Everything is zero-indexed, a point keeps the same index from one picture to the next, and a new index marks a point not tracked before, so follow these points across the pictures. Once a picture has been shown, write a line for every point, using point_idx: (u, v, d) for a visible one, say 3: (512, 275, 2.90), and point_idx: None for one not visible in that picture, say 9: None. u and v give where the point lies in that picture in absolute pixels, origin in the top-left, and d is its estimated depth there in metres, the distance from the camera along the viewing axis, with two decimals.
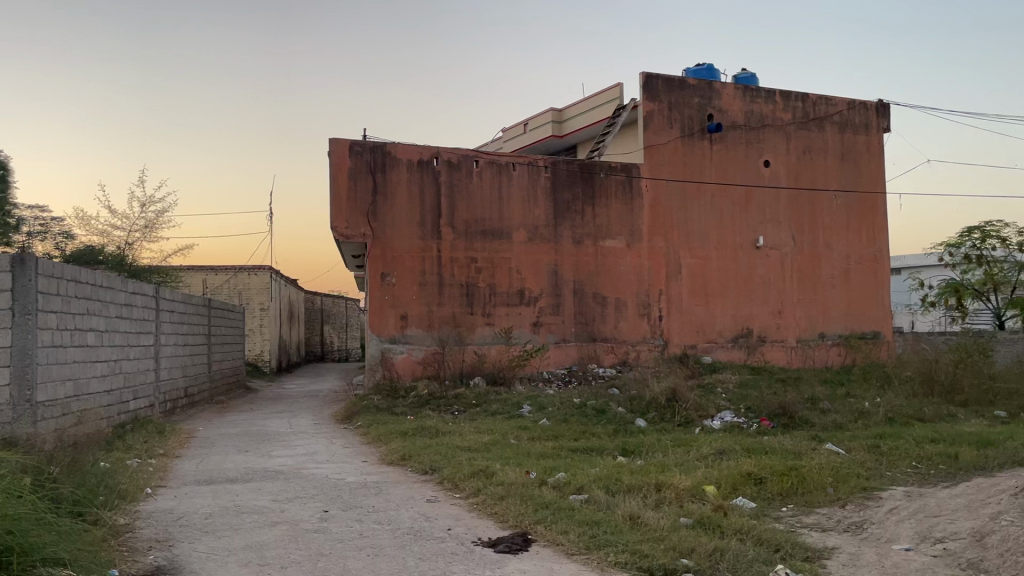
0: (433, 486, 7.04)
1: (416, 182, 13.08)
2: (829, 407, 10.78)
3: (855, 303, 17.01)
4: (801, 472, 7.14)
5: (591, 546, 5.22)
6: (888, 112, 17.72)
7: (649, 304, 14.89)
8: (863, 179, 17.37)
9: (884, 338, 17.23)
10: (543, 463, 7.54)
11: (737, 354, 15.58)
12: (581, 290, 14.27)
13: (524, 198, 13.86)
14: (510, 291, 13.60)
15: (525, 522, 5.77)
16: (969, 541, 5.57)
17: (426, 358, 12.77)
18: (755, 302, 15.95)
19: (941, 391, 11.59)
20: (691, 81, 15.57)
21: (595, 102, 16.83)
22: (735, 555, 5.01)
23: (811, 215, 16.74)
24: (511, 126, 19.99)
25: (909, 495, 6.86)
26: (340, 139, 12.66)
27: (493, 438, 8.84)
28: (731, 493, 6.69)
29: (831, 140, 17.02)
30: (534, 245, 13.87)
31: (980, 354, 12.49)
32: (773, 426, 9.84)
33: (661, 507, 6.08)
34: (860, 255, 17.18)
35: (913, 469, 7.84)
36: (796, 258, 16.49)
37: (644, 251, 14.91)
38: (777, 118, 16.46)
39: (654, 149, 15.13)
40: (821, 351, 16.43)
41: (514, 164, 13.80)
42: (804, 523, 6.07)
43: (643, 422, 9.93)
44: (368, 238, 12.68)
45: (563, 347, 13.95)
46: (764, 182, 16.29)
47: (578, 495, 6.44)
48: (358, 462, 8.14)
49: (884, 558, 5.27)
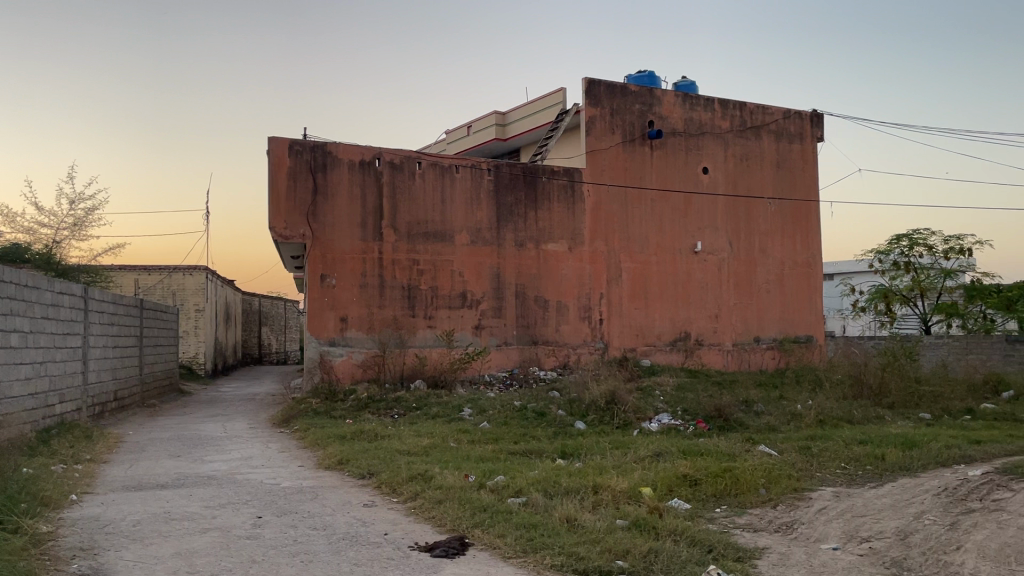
0: (370, 491, 6.97)
1: (357, 183, 12.94)
2: (762, 410, 11.03)
3: (789, 308, 17.44)
4: (735, 473, 7.29)
5: (528, 549, 5.23)
6: (822, 122, 18.21)
7: (590, 307, 15.02)
8: (797, 186, 17.80)
9: (816, 342, 17.71)
10: (482, 467, 7.52)
11: (675, 357, 15.83)
12: (523, 293, 14.33)
13: (467, 201, 13.84)
14: (452, 294, 13.57)
15: (463, 526, 5.75)
16: (893, 540, 5.77)
17: (366, 361, 12.64)
18: (693, 306, 16.22)
19: (869, 394, 11.96)
20: (633, 87, 15.75)
21: (538, 107, 16.91)
22: (670, 556, 5.09)
23: (747, 221, 17.09)
24: (454, 128, 19.92)
25: (837, 496, 7.06)
26: (279, 138, 12.45)
27: (433, 441, 8.80)
28: (667, 494, 6.79)
29: (767, 148, 17.41)
30: (475, 247, 13.86)
31: (906, 358, 12.93)
32: (709, 428, 10.01)
33: (598, 509, 6.14)
34: (794, 262, 17.62)
35: (842, 470, 8.07)
36: (733, 264, 16.82)
37: (586, 255, 15.05)
38: (716, 126, 16.76)
39: (596, 154, 15.25)
40: (756, 355, 16.80)
41: (456, 167, 13.77)
42: (737, 523, 6.20)
43: (582, 425, 9.96)
44: (307, 239, 12.49)
45: (505, 350, 13.99)
46: (703, 188, 16.58)
47: (516, 498, 6.44)
48: (294, 467, 8.00)
49: (812, 558, 5.41)
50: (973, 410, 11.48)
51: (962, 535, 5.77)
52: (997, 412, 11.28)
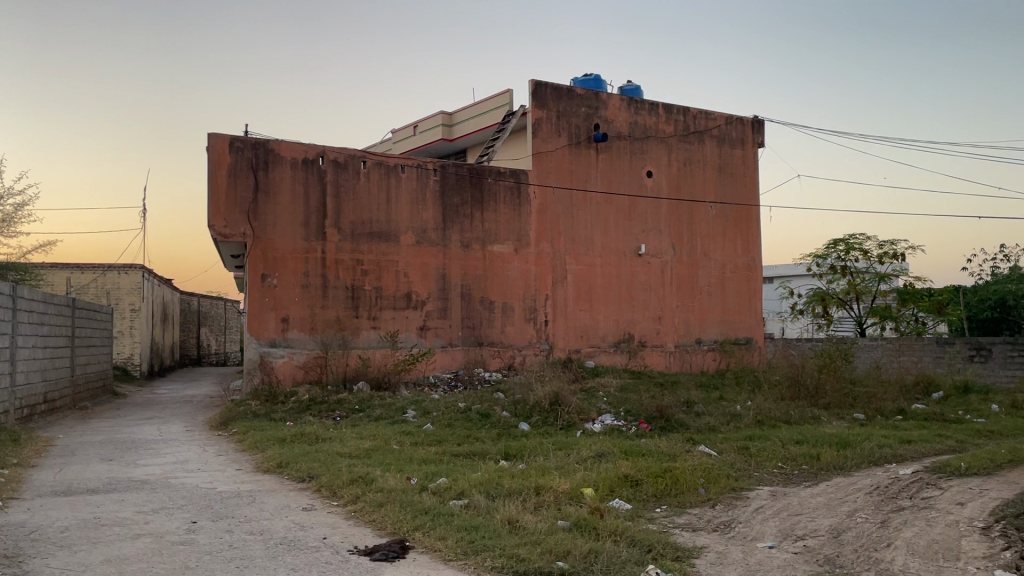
0: (310, 494, 6.86)
1: (300, 181, 12.75)
2: (702, 411, 11.21)
3: (730, 310, 17.76)
4: (675, 473, 7.38)
5: (469, 551, 5.21)
6: (763, 128, 18.57)
7: (535, 309, 15.07)
8: (739, 191, 18.14)
9: (756, 344, 18.07)
10: (424, 469, 7.46)
11: (619, 358, 15.99)
12: (468, 294, 14.29)
13: (412, 201, 13.74)
14: (397, 294, 13.46)
15: (403, 529, 5.69)
16: (826, 538, 5.91)
17: (308, 362, 12.47)
18: (637, 308, 16.39)
19: (806, 395, 12.23)
20: (578, 91, 15.85)
21: (484, 108, 16.92)
22: (610, 556, 5.13)
23: (690, 225, 17.34)
24: (399, 127, 19.78)
25: (774, 495, 7.20)
26: (219, 134, 12.20)
27: (375, 444, 8.69)
28: (608, 495, 6.84)
29: (709, 153, 17.70)
30: (421, 248, 13.78)
31: (842, 360, 13.25)
32: (650, 429, 10.12)
33: (540, 510, 6.16)
34: (734, 265, 17.94)
35: (780, 469, 8.23)
36: (675, 266, 17.05)
37: (531, 257, 15.09)
38: (660, 130, 16.97)
39: (543, 156, 15.29)
40: (697, 356, 17.06)
41: (401, 166, 13.66)
42: (676, 523, 6.27)
43: (526, 426, 9.98)
44: (248, 238, 12.26)
45: (450, 351, 13.94)
46: (647, 192, 16.76)
47: (458, 501, 6.40)
48: (232, 471, 7.83)
49: (748, 556, 5.50)
50: (904, 410, 11.82)
51: (892, 532, 5.97)
52: (927, 413, 11.64)
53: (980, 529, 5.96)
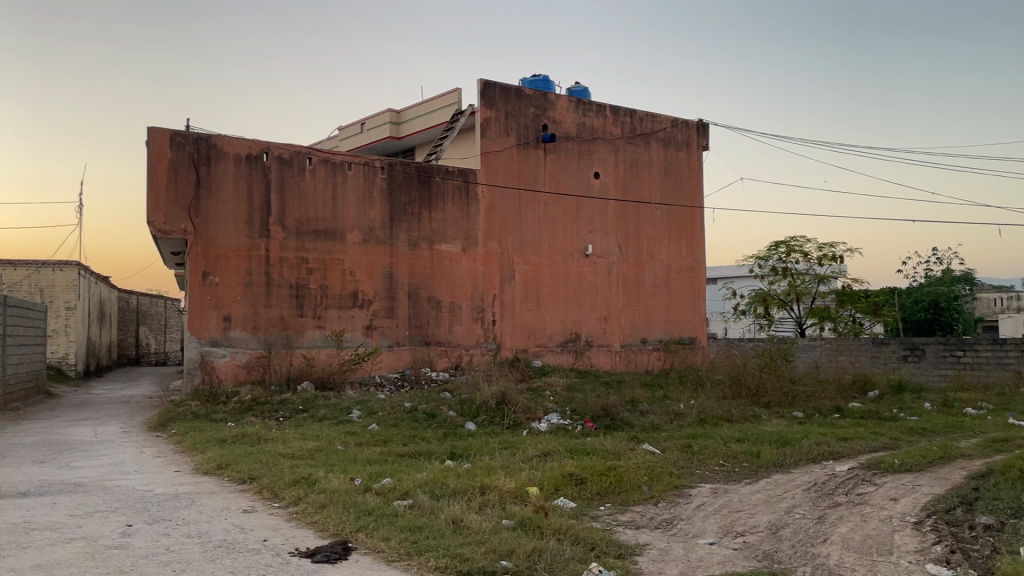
0: (251, 496, 6.74)
1: (243, 177, 12.52)
2: (647, 409, 11.34)
3: (675, 311, 18.02)
4: (618, 471, 7.45)
5: (412, 551, 5.18)
6: (707, 131, 18.88)
7: (483, 308, 15.06)
8: (684, 193, 18.41)
9: (699, 343, 18.37)
10: (369, 470, 7.39)
11: (565, 357, 16.09)
12: (415, 293, 14.21)
13: (359, 199, 13.61)
14: (343, 293, 13.32)
15: (346, 530, 5.64)
16: (765, 534, 6.03)
17: (251, 362, 12.27)
18: (584, 308, 16.51)
19: (747, 394, 12.47)
20: (527, 91, 15.88)
21: (433, 106, 16.84)
22: (553, 555, 5.16)
23: (636, 226, 17.53)
24: (346, 124, 19.55)
25: (715, 492, 7.33)
26: (159, 128, 11.91)
27: (319, 445, 8.57)
28: (553, 493, 6.87)
29: (655, 155, 17.92)
30: (368, 246, 13.65)
31: (782, 360, 13.54)
32: (596, 428, 10.20)
33: (485, 510, 6.16)
34: (679, 266, 18.19)
35: (721, 467, 8.38)
36: (622, 267, 17.22)
37: (479, 256, 15.08)
38: (607, 132, 17.12)
39: (491, 155, 15.29)
40: (642, 355, 17.27)
41: (348, 164, 13.52)
42: (619, 521, 6.33)
43: (472, 426, 9.97)
44: (189, 234, 11.99)
45: (397, 351, 13.85)
46: (594, 193, 16.90)
47: (402, 501, 6.36)
48: (170, 472, 7.65)
49: (689, 553, 5.58)
50: (841, 409, 12.12)
51: (828, 528, 6.13)
52: (862, 411, 11.97)
53: (912, 524, 6.16)
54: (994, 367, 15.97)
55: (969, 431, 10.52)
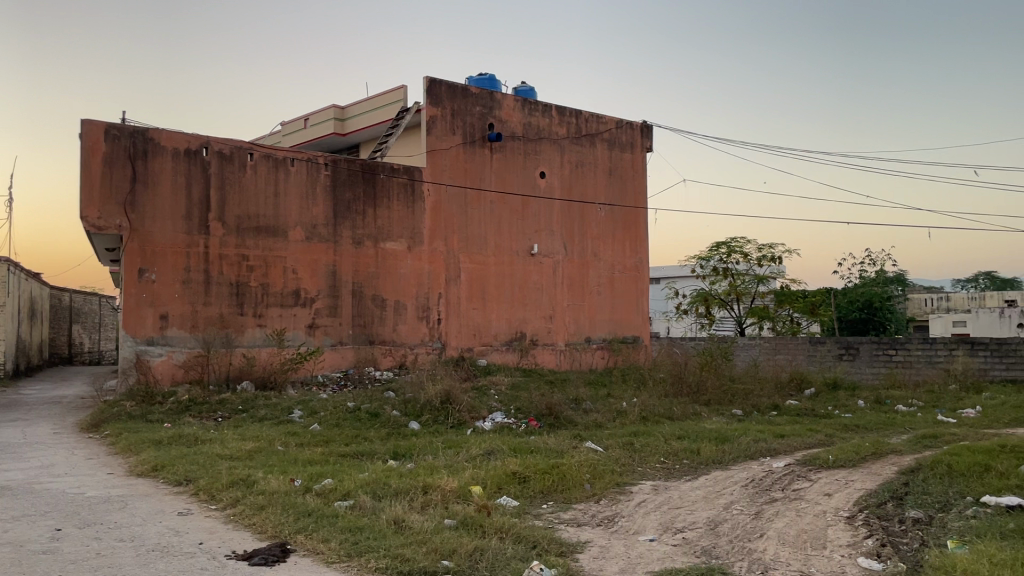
0: (186, 498, 6.59)
1: (181, 172, 12.23)
2: (590, 408, 11.43)
3: (619, 310, 18.22)
4: (561, 469, 7.50)
5: (352, 553, 5.12)
6: (651, 133, 19.12)
7: (428, 307, 14.98)
8: (628, 194, 18.61)
9: (642, 342, 18.61)
10: (309, 470, 7.30)
11: (510, 356, 16.12)
12: (359, 292, 14.07)
13: (302, 196, 13.42)
14: (284, 292, 13.12)
15: (285, 532, 5.55)
16: (704, 530, 6.14)
17: (189, 361, 12.00)
18: (529, 308, 16.57)
19: (688, 392, 12.66)
20: (473, 89, 15.85)
21: (378, 103, 16.69)
22: (495, 554, 5.16)
23: (581, 225, 17.65)
24: (289, 120, 19.21)
25: (656, 489, 7.42)
26: (94, 121, 11.55)
27: (258, 445, 8.42)
28: (495, 492, 6.87)
29: (600, 155, 18.08)
30: (310, 244, 13.47)
31: (722, 358, 13.80)
32: (540, 426, 10.23)
33: (427, 510, 6.12)
34: (623, 265, 18.39)
35: (662, 464, 8.49)
36: (567, 266, 17.32)
37: (424, 255, 14.99)
38: (553, 132, 17.19)
39: (437, 153, 15.22)
40: (587, 355, 17.41)
41: (290, 160, 13.32)
42: (561, 519, 6.36)
43: (416, 426, 9.90)
44: (124, 230, 11.66)
45: (340, 350, 13.70)
46: (540, 192, 16.96)
47: (343, 502, 6.30)
48: (102, 475, 7.43)
49: (630, 549, 5.64)
50: (779, 406, 12.40)
51: (765, 523, 6.27)
52: (799, 408, 12.26)
53: (845, 518, 6.33)
54: (924, 365, 16.54)
55: (900, 427, 10.86)
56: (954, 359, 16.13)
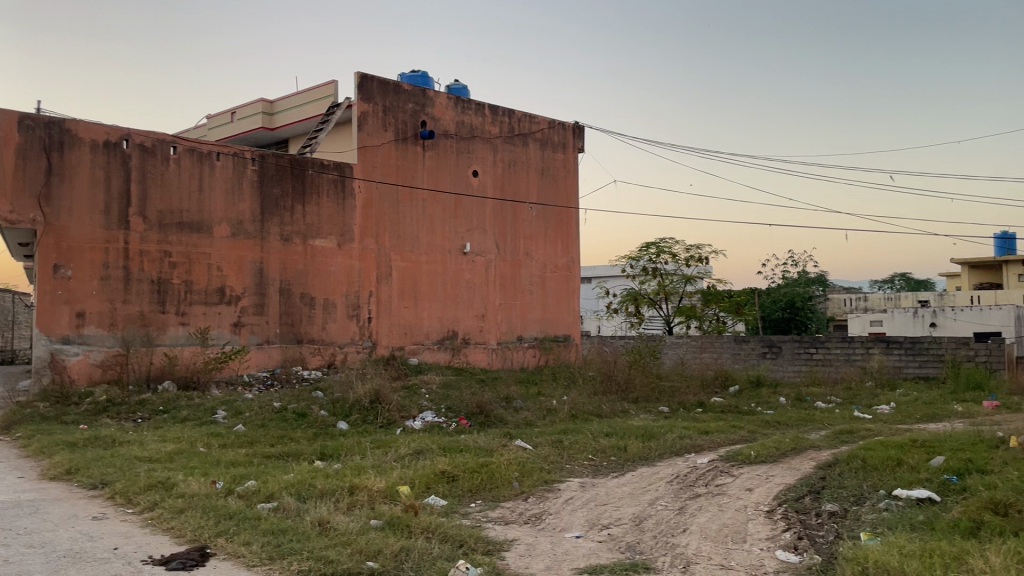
0: (101, 502, 6.37)
1: (100, 165, 11.80)
2: (521, 406, 11.47)
3: (550, 309, 18.37)
4: (490, 468, 7.51)
5: (275, 556, 5.03)
6: (583, 134, 19.31)
7: (358, 306, 14.82)
8: (560, 194, 18.76)
9: (573, 341, 18.81)
10: (232, 472, 7.13)
11: (441, 355, 16.07)
12: (287, 290, 13.83)
13: (228, 191, 13.10)
14: (209, 289, 12.80)
15: (205, 535, 5.41)
16: (629, 526, 6.23)
17: (107, 360, 11.61)
18: (461, 306, 16.54)
19: (617, 390, 12.83)
20: (405, 86, 15.72)
21: (308, 97, 16.42)
22: (421, 554, 5.14)
23: (513, 224, 17.71)
24: (216, 113, 18.74)
25: (584, 486, 7.50)
26: (6, 110, 11.04)
27: (179, 446, 8.21)
28: (423, 492, 6.83)
29: (532, 155, 18.16)
30: (236, 240, 13.16)
31: (650, 356, 14.02)
32: (470, 425, 10.21)
33: (353, 510, 6.05)
34: (554, 265, 18.54)
35: (590, 461, 8.58)
36: (499, 265, 17.35)
37: (355, 252, 14.81)
38: (486, 130, 17.18)
39: (368, 150, 15.03)
40: (518, 353, 17.49)
41: (216, 154, 13.00)
42: (489, 517, 6.37)
43: (344, 426, 9.77)
44: (38, 225, 11.19)
45: (266, 349, 13.44)
46: (472, 191, 16.94)
47: (266, 504, 6.17)
48: (12, 479, 7.12)
49: (556, 546, 5.69)
50: (704, 403, 12.67)
51: (688, 518, 6.40)
52: (723, 405, 12.55)
53: (765, 513, 6.51)
54: (842, 363, 17.10)
55: (818, 423, 11.23)
56: (871, 357, 16.71)
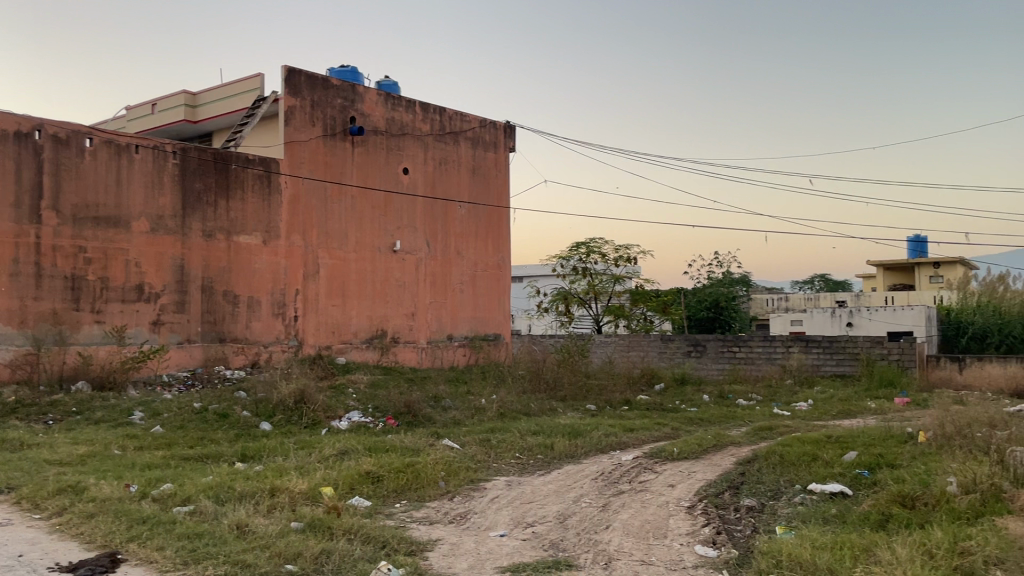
0: (5, 507, 6.09)
1: (10, 155, 11.28)
2: (449, 405, 11.44)
3: (480, 308, 18.39)
4: (415, 467, 7.45)
5: (189, 561, 4.89)
6: (514, 133, 19.36)
7: (284, 304, 14.55)
8: (491, 193, 18.78)
9: (503, 340, 18.88)
10: (146, 475, 6.91)
11: (370, 354, 15.90)
12: (210, 287, 13.48)
13: (147, 185, 12.70)
14: (127, 286, 12.38)
15: (115, 541, 5.23)
16: (553, 523, 6.27)
17: (16, 360, 11.12)
18: (390, 305, 16.41)
19: (546, 388, 12.91)
20: (334, 81, 15.50)
21: (233, 90, 16.04)
22: (341, 555, 5.08)
23: (444, 223, 17.64)
24: (135, 104, 18.13)
25: (510, 484, 7.52)
26: None
27: (92, 449, 7.92)
28: (347, 493, 6.74)
29: (464, 154, 18.12)
30: (156, 236, 12.77)
31: (579, 355, 14.14)
32: (397, 425, 10.12)
33: (273, 513, 5.93)
34: (485, 264, 18.55)
35: (517, 460, 8.60)
36: (429, 264, 17.27)
37: (280, 249, 14.54)
38: (416, 128, 17.06)
39: (295, 145, 14.76)
40: (448, 352, 17.45)
41: (134, 146, 12.59)
42: (413, 518, 6.32)
43: (267, 427, 9.58)
44: None
45: (187, 348, 13.08)
46: (402, 188, 16.80)
47: (183, 507, 6.00)
48: None
49: (480, 545, 5.69)
50: (630, 401, 12.83)
51: (611, 515, 6.48)
52: (649, 403, 12.74)
53: (686, 508, 6.64)
54: (764, 362, 17.56)
55: (739, 420, 11.51)
56: (791, 355, 17.20)
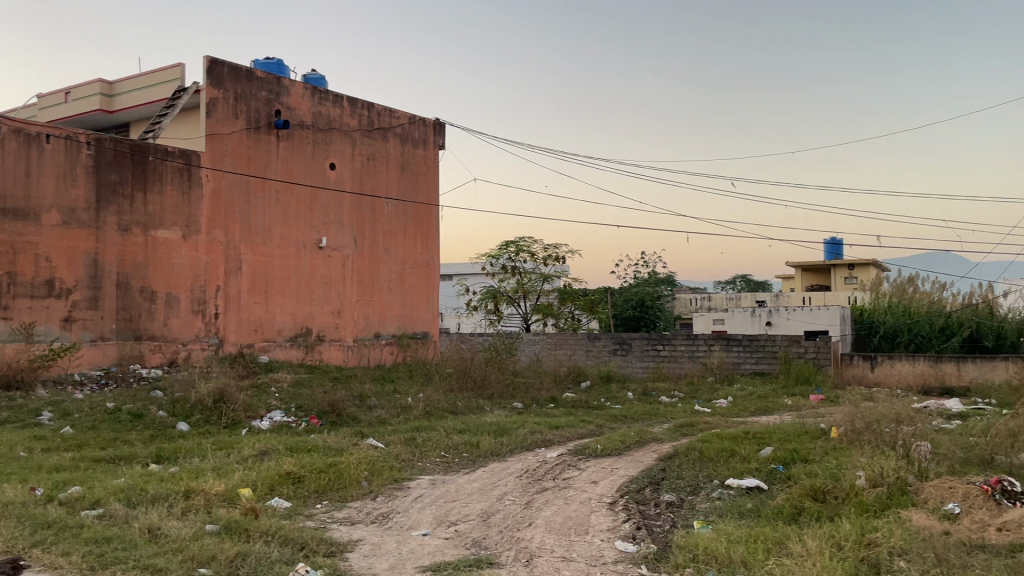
0: None
1: None
2: (374, 403, 11.34)
3: (408, 306, 18.28)
4: (337, 467, 7.35)
5: (97, 566, 4.72)
6: (443, 130, 19.29)
7: (204, 301, 14.17)
8: (419, 190, 18.67)
9: (431, 338, 18.81)
10: (54, 478, 6.63)
11: (294, 353, 15.61)
12: (125, 283, 13.03)
13: (59, 176, 12.19)
14: (36, 282, 11.87)
15: (17, 547, 5.00)
16: (476, 522, 6.27)
17: None
18: (315, 303, 16.16)
19: (472, 386, 12.91)
20: (258, 73, 15.17)
21: (151, 80, 15.54)
22: (258, 558, 4.98)
23: (371, 220, 17.46)
24: (48, 92, 17.41)
25: (433, 483, 7.49)
26: None
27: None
28: (266, 494, 6.61)
29: (392, 150, 17.95)
30: (68, 229, 12.27)
31: (507, 353, 14.19)
32: (321, 425, 9.97)
33: (188, 515, 5.77)
34: (413, 262, 18.44)
35: (442, 458, 8.57)
36: (356, 261, 17.07)
37: (201, 245, 14.15)
38: (343, 123, 16.84)
39: (217, 138, 14.39)
40: (374, 350, 17.28)
41: (45, 136, 12.08)
42: (334, 518, 6.24)
43: (184, 427, 9.32)
44: None
45: (100, 346, 12.61)
46: (329, 184, 16.56)
47: (91, 511, 5.78)
48: None
49: (401, 545, 5.65)
50: (556, 398, 12.93)
51: (534, 512, 6.52)
52: (574, 401, 12.88)
53: (607, 504, 6.73)
54: (686, 359, 17.96)
55: (661, 417, 11.74)
56: (712, 354, 17.61)
